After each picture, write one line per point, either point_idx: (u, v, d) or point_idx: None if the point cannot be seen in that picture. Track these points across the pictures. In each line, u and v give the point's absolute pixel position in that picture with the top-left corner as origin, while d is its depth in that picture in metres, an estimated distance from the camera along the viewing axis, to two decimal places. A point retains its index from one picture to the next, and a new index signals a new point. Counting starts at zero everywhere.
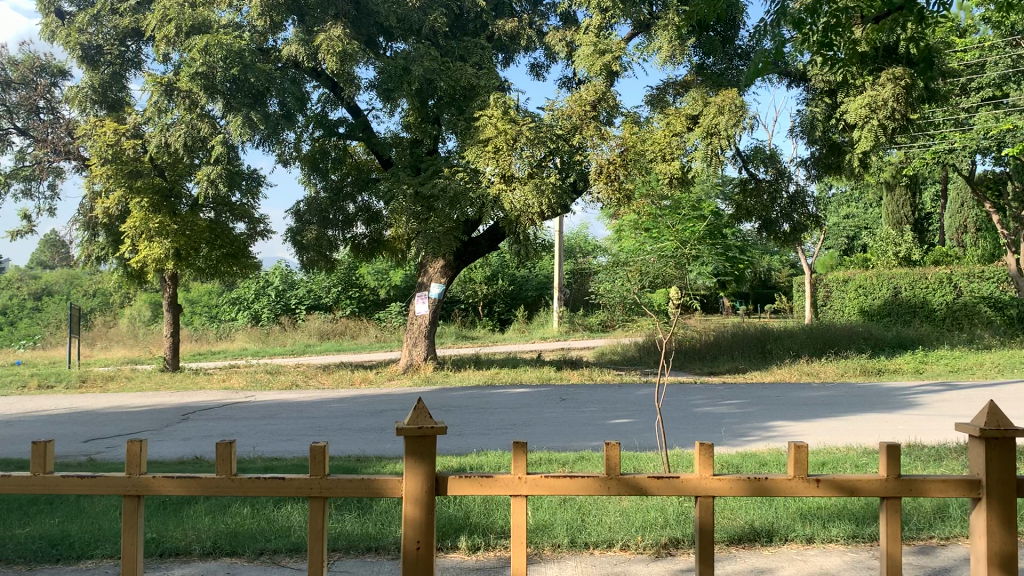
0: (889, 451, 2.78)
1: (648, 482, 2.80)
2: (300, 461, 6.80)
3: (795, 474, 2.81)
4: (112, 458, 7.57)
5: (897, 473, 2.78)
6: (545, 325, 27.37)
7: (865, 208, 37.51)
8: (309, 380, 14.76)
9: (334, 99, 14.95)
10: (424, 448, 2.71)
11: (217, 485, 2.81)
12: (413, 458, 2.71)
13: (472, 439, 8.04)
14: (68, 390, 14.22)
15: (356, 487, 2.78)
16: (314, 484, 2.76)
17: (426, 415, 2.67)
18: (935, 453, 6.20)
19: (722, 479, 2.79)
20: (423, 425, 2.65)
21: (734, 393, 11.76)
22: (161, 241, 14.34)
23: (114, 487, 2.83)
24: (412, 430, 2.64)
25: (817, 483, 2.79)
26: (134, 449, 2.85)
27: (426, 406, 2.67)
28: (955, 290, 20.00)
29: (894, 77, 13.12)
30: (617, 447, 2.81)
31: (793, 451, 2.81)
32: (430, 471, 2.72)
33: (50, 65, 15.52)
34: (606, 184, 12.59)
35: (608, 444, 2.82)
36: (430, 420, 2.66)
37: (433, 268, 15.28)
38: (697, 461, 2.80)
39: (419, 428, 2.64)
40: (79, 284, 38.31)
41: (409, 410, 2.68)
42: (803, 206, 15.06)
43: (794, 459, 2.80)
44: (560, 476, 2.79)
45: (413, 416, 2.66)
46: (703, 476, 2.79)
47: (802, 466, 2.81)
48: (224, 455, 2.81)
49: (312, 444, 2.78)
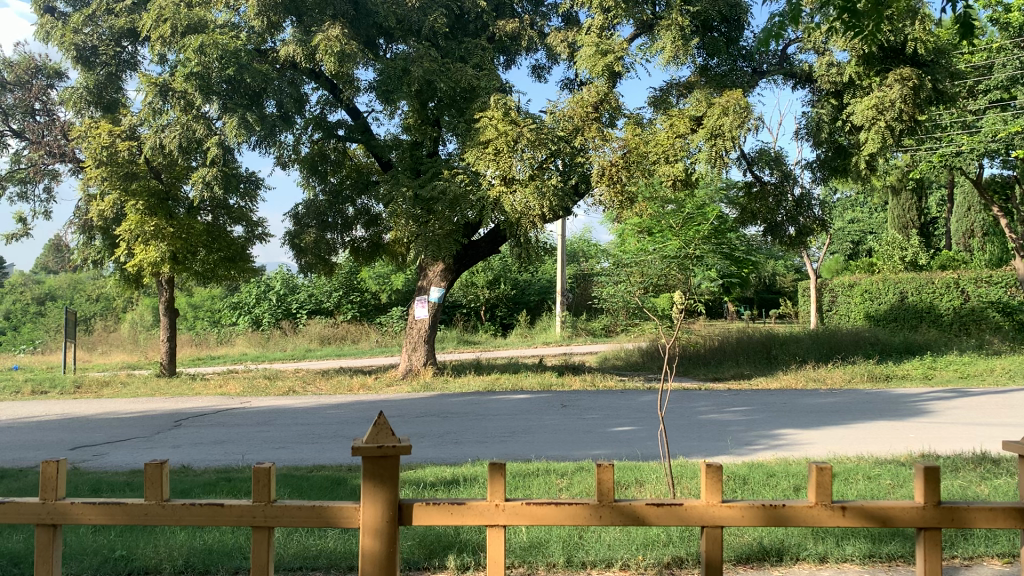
0: (926, 475, 2.56)
1: (647, 510, 2.59)
2: (289, 471, 6.55)
3: (817, 501, 2.59)
4: (97, 467, 7.35)
5: (937, 499, 2.57)
6: (548, 330, 27.07)
7: (870, 213, 37.31)
8: (306, 386, 14.52)
9: (334, 101, 14.71)
10: (384, 471, 2.52)
11: (145, 512, 2.63)
12: (371, 483, 2.52)
13: (468, 448, 7.78)
14: (61, 396, 14.01)
15: (306, 515, 2.59)
16: (258, 511, 2.59)
17: (387, 433, 2.50)
18: (951, 465, 5.92)
19: (732, 506, 2.58)
20: (383, 444, 2.47)
21: (738, 400, 11.47)
22: (157, 244, 14.09)
23: (27, 516, 2.66)
24: (371, 450, 2.46)
25: (843, 512, 2.59)
26: (50, 472, 2.68)
27: (387, 423, 2.50)
28: (962, 294, 19.66)
29: (901, 78, 12.86)
30: (610, 469, 2.59)
31: (815, 474, 2.59)
32: (391, 497, 2.54)
33: (45, 66, 15.31)
34: (608, 186, 12.32)
35: (600, 467, 2.59)
36: (391, 438, 2.49)
37: (433, 272, 15.10)
38: (704, 485, 2.60)
39: (379, 447, 2.47)
40: (82, 288, 38.17)
41: (369, 426, 2.50)
42: (808, 209, 14.84)
43: (816, 483, 2.59)
44: (544, 503, 2.61)
45: (371, 434, 2.49)
46: (711, 503, 2.59)
47: (826, 490, 2.60)
48: (152, 476, 2.62)
49: (256, 465, 2.60)
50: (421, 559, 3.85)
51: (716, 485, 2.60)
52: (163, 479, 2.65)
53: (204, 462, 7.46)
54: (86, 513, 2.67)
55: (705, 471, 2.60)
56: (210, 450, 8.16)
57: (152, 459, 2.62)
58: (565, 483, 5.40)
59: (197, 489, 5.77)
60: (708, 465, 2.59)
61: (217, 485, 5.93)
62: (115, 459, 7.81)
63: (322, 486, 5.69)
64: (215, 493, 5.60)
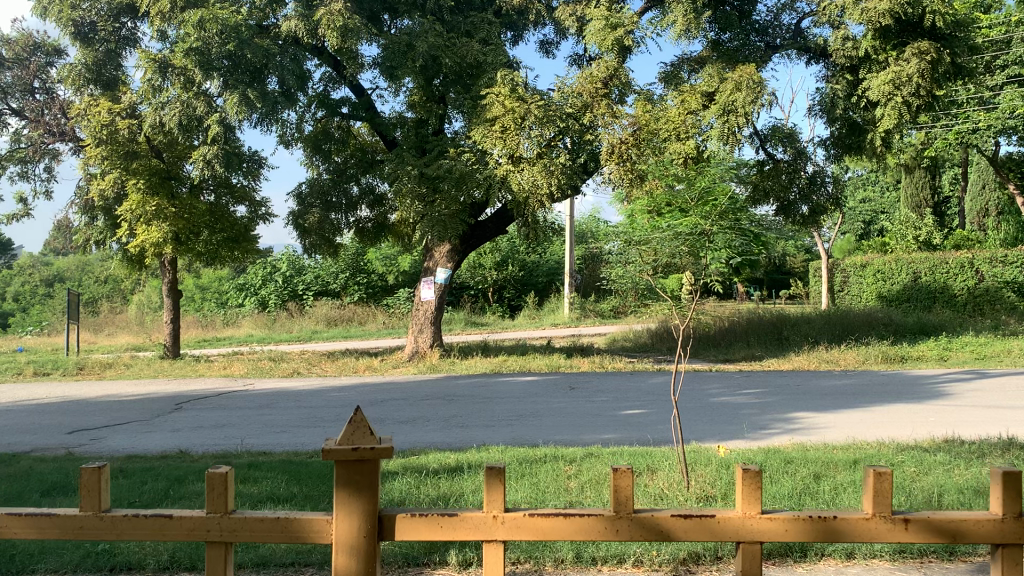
0: (1006, 484, 2.32)
1: (673, 524, 2.38)
2: (288, 456, 6.33)
3: (874, 512, 2.37)
4: (93, 452, 7.15)
5: (1016, 510, 2.34)
6: (556, 311, 26.76)
7: (882, 192, 36.88)
8: (311, 367, 14.35)
9: (337, 78, 14.33)
10: (361, 478, 2.30)
11: (81, 525, 2.41)
12: (345, 491, 2.31)
13: (475, 432, 7.54)
14: (63, 378, 13.85)
15: (267, 528, 2.37)
16: (214, 524, 2.39)
17: (364, 433, 2.28)
18: (976, 450, 5.65)
19: (773, 518, 2.37)
20: (358, 447, 2.26)
21: (750, 382, 11.21)
22: (159, 224, 13.88)
23: None
24: (345, 453, 2.26)
25: (906, 525, 2.35)
26: None
27: (363, 423, 2.28)
28: (977, 274, 19.30)
29: (919, 51, 12.45)
30: (629, 476, 2.35)
31: (873, 481, 2.36)
32: (368, 508, 2.32)
33: (44, 44, 15.09)
34: (617, 164, 11.99)
35: (618, 473, 2.36)
36: (368, 439, 2.28)
37: (439, 252, 14.80)
38: (741, 496, 2.38)
39: (354, 450, 2.26)
40: (90, 270, 38.03)
41: (344, 426, 2.29)
42: (822, 187, 14.54)
43: (874, 492, 2.37)
44: (550, 515, 2.40)
45: (346, 435, 2.28)
46: (748, 515, 2.38)
47: (885, 498, 2.37)
48: (89, 485, 2.40)
49: (210, 472, 2.38)
50: (420, 555, 3.62)
51: (756, 495, 2.38)
52: (102, 487, 2.43)
53: (202, 446, 7.26)
54: (18, 526, 2.45)
55: (742, 480, 2.37)
56: (209, 434, 7.95)
57: (88, 467, 2.39)
58: (575, 470, 5.15)
59: (192, 475, 5.54)
60: (746, 472, 2.37)
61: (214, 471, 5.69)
62: (113, 444, 7.61)
63: (322, 474, 5.46)
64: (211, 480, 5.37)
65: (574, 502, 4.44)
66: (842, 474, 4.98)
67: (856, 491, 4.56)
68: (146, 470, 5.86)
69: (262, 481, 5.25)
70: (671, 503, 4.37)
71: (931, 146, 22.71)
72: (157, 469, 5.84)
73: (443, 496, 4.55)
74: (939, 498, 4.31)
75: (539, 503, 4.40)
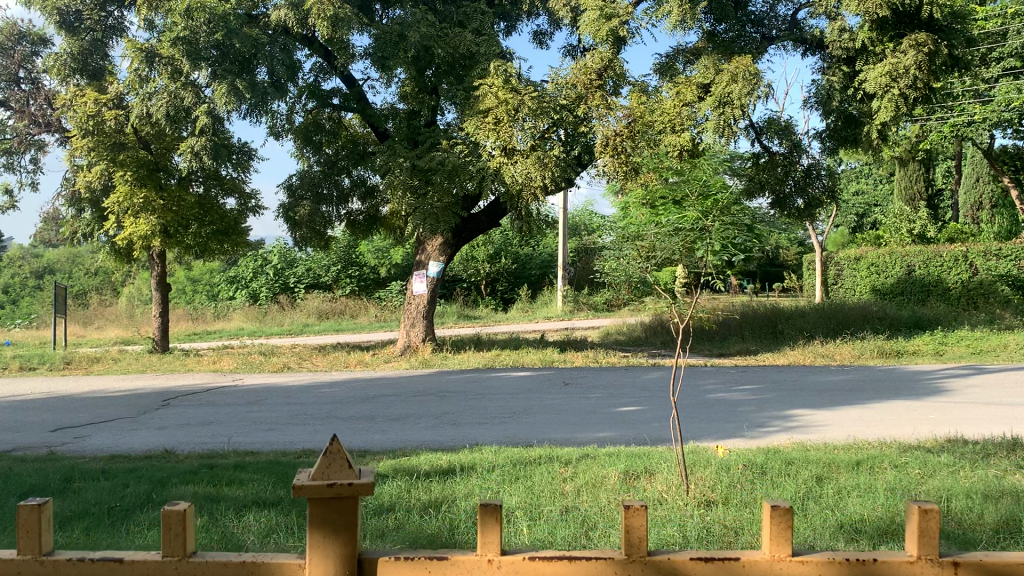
0: None
1: (689, 566, 1.95)
2: (275, 456, 6.16)
3: (920, 556, 1.92)
4: (76, 451, 6.97)
5: None
6: (549, 305, 26.61)
7: (876, 184, 36.86)
8: (302, 362, 14.19)
9: (328, 69, 14.09)
10: (337, 518, 1.97)
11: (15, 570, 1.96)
12: (321, 532, 1.96)
13: (468, 430, 7.38)
14: (50, 373, 13.66)
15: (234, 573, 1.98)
16: (172, 570, 1.96)
17: (340, 466, 1.97)
18: (980, 451, 5.50)
19: (805, 562, 1.94)
20: (335, 482, 1.94)
21: (746, 377, 11.08)
22: (147, 217, 13.64)
23: None
24: (320, 489, 1.93)
25: (960, 571, 1.90)
26: None
27: (340, 454, 1.98)
28: (971, 267, 19.22)
29: (916, 43, 12.30)
30: (642, 515, 1.93)
31: (918, 520, 1.90)
32: (346, 552, 1.98)
33: (29, 33, 14.72)
34: (612, 157, 11.82)
35: (629, 509, 1.94)
36: (346, 473, 1.97)
37: (432, 245, 14.63)
38: (768, 536, 1.94)
39: (330, 486, 1.94)
40: (81, 261, 37.73)
41: (317, 459, 1.97)
42: (817, 180, 14.41)
43: (918, 531, 1.91)
44: (551, 557, 1.98)
45: (320, 469, 1.96)
46: (777, 558, 1.95)
47: (931, 539, 1.92)
48: (27, 525, 1.93)
49: (166, 509, 1.95)
50: None
51: (785, 534, 1.94)
52: (43, 527, 1.96)
53: (188, 445, 7.09)
54: None
55: (769, 518, 1.94)
56: (196, 433, 7.76)
57: (25, 503, 1.92)
58: (570, 472, 5.00)
59: (175, 477, 5.35)
60: (774, 509, 1.93)
61: (198, 473, 5.50)
62: (96, 442, 7.43)
63: None
64: (195, 483, 5.18)
65: (570, 506, 4.28)
66: (844, 476, 4.84)
67: (861, 494, 4.42)
68: (128, 471, 5.68)
69: (247, 484, 5.07)
70: (671, 507, 4.22)
71: (925, 139, 22.61)
72: (139, 471, 5.65)
73: (434, 500, 4.38)
74: (946, 502, 4.18)
75: (534, 508, 4.24)
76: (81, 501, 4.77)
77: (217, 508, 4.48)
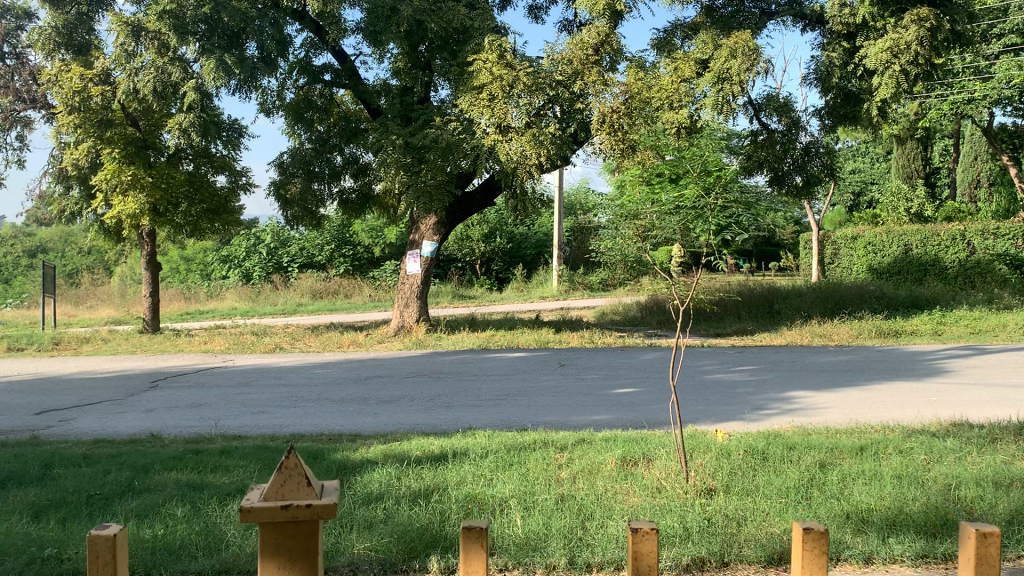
0: None
1: None
2: (264, 441, 6.01)
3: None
4: (60, 435, 6.81)
5: None
6: (544, 284, 26.42)
7: (873, 163, 36.71)
8: (295, 342, 14.01)
9: (319, 44, 13.80)
10: (292, 542, 2.06)
11: None
12: (272, 556, 2.06)
13: (461, 413, 7.24)
14: (38, 353, 13.48)
15: None
16: None
17: (297, 486, 2.05)
18: (987, 435, 5.37)
19: None
20: (290, 504, 2.02)
21: (745, 357, 10.92)
22: (136, 195, 13.37)
23: None
24: (275, 511, 2.01)
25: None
26: None
27: (297, 474, 2.05)
28: (968, 246, 19.12)
29: (917, 19, 12.08)
30: (651, 539, 2.23)
31: (974, 543, 2.09)
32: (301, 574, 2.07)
33: (13, 7, 14.41)
34: (608, 134, 11.34)
35: (639, 532, 2.24)
36: (303, 493, 2.04)
37: (425, 225, 14.42)
38: (802, 563, 2.14)
39: (285, 508, 2.01)
40: (74, 240, 37.47)
41: (272, 477, 2.05)
42: (816, 157, 14.18)
43: (975, 555, 2.09)
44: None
45: (276, 489, 2.04)
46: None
47: (992, 564, 2.08)
48: None
49: (98, 536, 2.03)
50: (399, 559, 3.32)
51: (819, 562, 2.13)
52: None
53: (175, 428, 6.94)
54: None
55: (803, 543, 2.14)
56: (183, 415, 7.61)
57: None
58: (566, 458, 4.84)
59: (158, 463, 5.18)
60: (807, 533, 2.14)
61: (183, 459, 5.33)
62: (82, 425, 7.27)
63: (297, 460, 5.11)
64: (178, 470, 5.01)
65: (566, 494, 4.12)
66: (848, 463, 4.69)
67: (865, 481, 4.27)
68: (112, 457, 5.52)
69: (233, 471, 4.92)
70: (670, 496, 4.07)
71: (924, 116, 22.45)
72: (122, 457, 5.48)
73: (425, 488, 4.22)
74: (955, 491, 4.02)
75: (529, 496, 4.07)
76: (60, 488, 4.61)
77: (199, 497, 4.30)
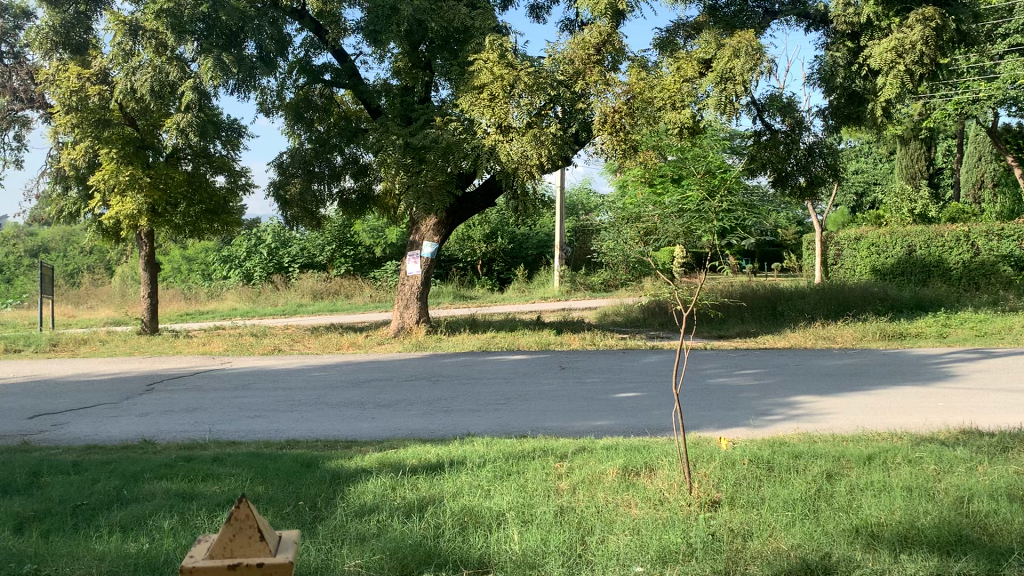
0: None
1: None
2: (258, 448, 5.88)
3: None
4: (50, 440, 6.69)
5: None
6: (546, 284, 26.31)
7: (875, 163, 36.64)
8: (294, 343, 13.90)
9: (319, 43, 13.61)
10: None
11: None
12: None
13: (459, 417, 7.12)
14: (35, 355, 13.36)
15: None
16: None
17: (250, 542, 1.84)
18: (999, 443, 5.24)
19: None
20: (239, 566, 1.77)
21: (748, 361, 10.78)
22: (134, 195, 13.24)
23: None
24: (221, 571, 1.77)
25: None
26: None
27: (248, 527, 1.84)
28: (972, 247, 18.98)
29: (923, 18, 11.91)
30: None
31: None
32: None
33: (11, 5, 14.31)
34: (610, 135, 11.21)
35: None
36: (254, 548, 1.83)
37: (426, 226, 14.30)
38: None
39: (234, 570, 1.77)
40: (76, 240, 37.40)
41: (219, 531, 1.84)
42: (819, 158, 14.06)
43: None
44: None
45: (224, 544, 1.83)
46: None
47: None
48: None
49: None
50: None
51: None
52: None
53: (169, 434, 6.81)
54: None
55: None
56: (178, 420, 7.49)
57: None
58: (566, 468, 4.72)
59: (148, 472, 5.05)
60: None
61: (174, 466, 5.20)
62: (75, 430, 7.15)
63: (290, 468, 4.98)
64: (168, 479, 4.88)
65: (565, 506, 3.99)
66: (856, 473, 4.55)
67: (875, 493, 4.14)
68: (102, 464, 5.40)
69: (224, 480, 4.79)
70: (672, 508, 3.94)
71: (928, 117, 22.30)
72: (113, 464, 5.36)
73: (419, 500, 4.09)
74: (968, 505, 3.88)
75: (527, 509, 3.94)
76: (45, 498, 4.48)
77: (188, 509, 4.17)
